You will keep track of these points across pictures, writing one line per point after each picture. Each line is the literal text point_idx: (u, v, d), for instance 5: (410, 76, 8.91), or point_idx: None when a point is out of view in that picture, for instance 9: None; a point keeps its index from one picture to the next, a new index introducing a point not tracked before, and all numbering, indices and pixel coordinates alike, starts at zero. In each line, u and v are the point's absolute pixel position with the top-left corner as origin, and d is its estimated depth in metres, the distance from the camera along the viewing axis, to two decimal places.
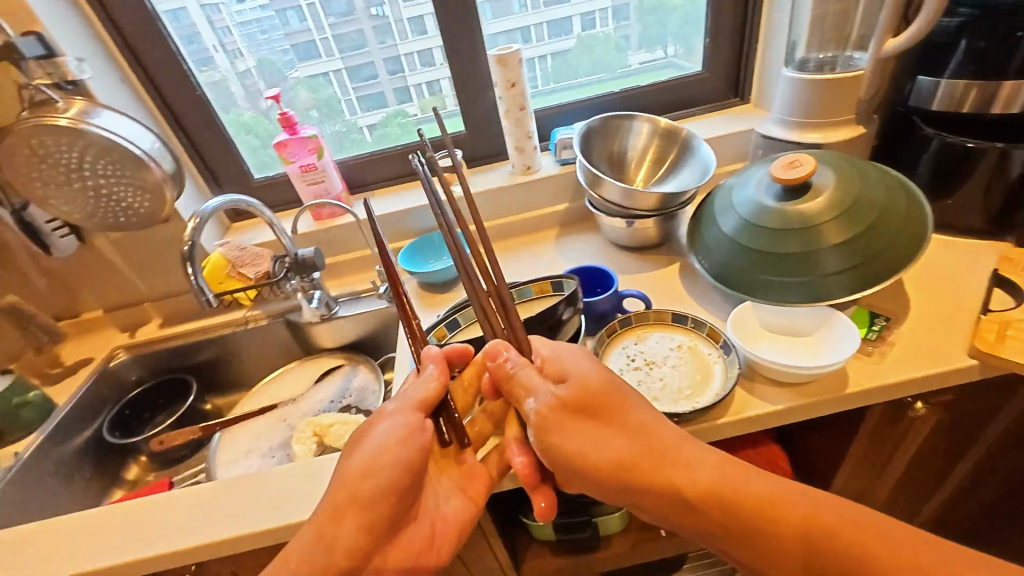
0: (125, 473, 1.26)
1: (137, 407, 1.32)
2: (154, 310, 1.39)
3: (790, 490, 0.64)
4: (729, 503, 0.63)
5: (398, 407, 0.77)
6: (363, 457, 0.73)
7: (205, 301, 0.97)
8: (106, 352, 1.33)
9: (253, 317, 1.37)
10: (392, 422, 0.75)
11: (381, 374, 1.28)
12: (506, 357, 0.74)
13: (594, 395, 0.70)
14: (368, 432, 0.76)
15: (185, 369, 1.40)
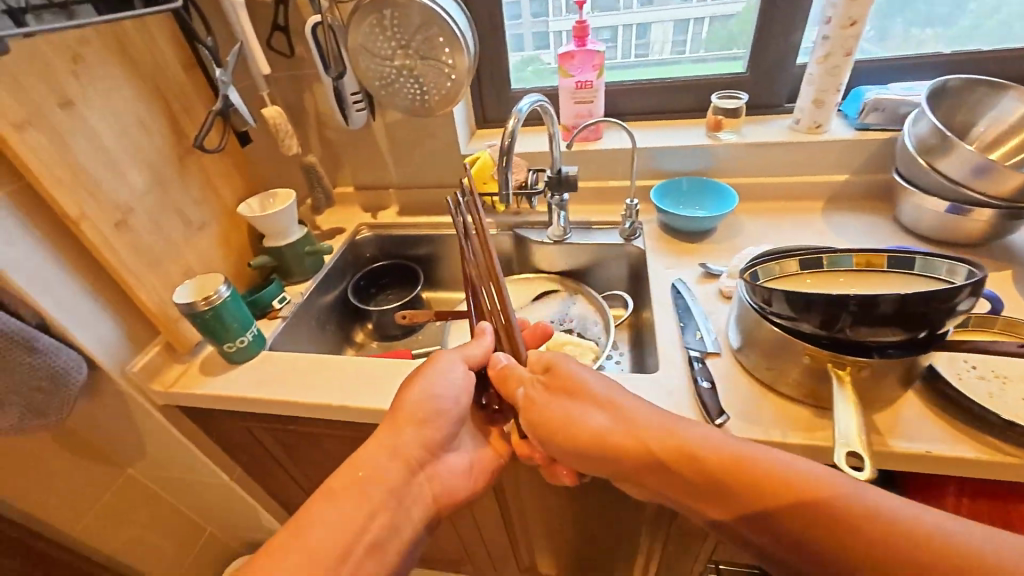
0: (355, 335, 1.42)
1: (369, 281, 1.47)
2: (396, 198, 1.50)
3: (706, 436, 0.63)
4: (680, 464, 0.62)
5: (458, 356, 0.84)
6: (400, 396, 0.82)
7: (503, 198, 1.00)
8: (354, 226, 1.47)
9: (486, 223, 1.40)
10: (449, 369, 0.83)
11: (602, 309, 1.27)
12: (499, 360, 0.79)
13: (574, 383, 0.74)
14: (431, 368, 0.83)
15: (409, 258, 1.52)
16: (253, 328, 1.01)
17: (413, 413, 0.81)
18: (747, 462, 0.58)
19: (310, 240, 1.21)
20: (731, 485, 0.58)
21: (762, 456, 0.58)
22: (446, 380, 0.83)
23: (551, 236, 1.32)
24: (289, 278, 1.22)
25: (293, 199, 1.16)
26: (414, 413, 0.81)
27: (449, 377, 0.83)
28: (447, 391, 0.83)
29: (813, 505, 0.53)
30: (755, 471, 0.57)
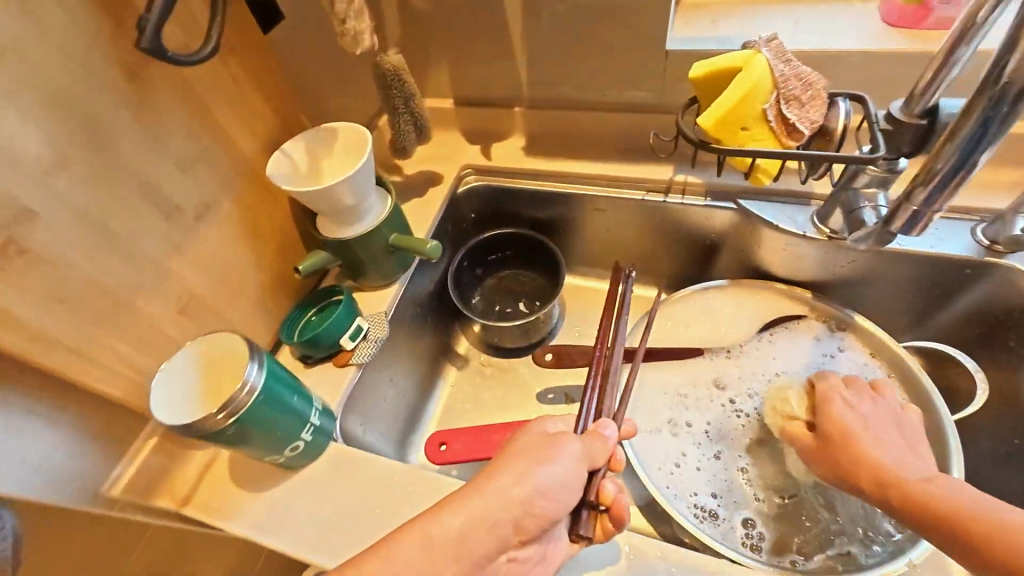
0: (456, 344, 0.95)
1: (475, 259, 0.95)
2: (522, 122, 0.90)
3: (953, 488, 0.49)
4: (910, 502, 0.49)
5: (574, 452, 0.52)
6: (509, 460, 0.52)
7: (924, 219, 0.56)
8: (455, 171, 0.91)
9: (693, 185, 0.79)
10: (567, 450, 0.52)
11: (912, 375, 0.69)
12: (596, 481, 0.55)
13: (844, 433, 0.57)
14: (551, 445, 0.53)
15: (535, 223, 0.95)
16: (316, 412, 0.57)
17: (525, 499, 0.49)
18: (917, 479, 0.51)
19: (394, 223, 0.68)
20: (908, 506, 0.50)
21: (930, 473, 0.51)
22: (562, 467, 0.51)
23: (823, 225, 0.71)
24: (362, 282, 0.73)
25: (367, 154, 0.61)
26: (525, 496, 0.49)
27: (563, 465, 0.51)
28: (562, 490, 0.51)
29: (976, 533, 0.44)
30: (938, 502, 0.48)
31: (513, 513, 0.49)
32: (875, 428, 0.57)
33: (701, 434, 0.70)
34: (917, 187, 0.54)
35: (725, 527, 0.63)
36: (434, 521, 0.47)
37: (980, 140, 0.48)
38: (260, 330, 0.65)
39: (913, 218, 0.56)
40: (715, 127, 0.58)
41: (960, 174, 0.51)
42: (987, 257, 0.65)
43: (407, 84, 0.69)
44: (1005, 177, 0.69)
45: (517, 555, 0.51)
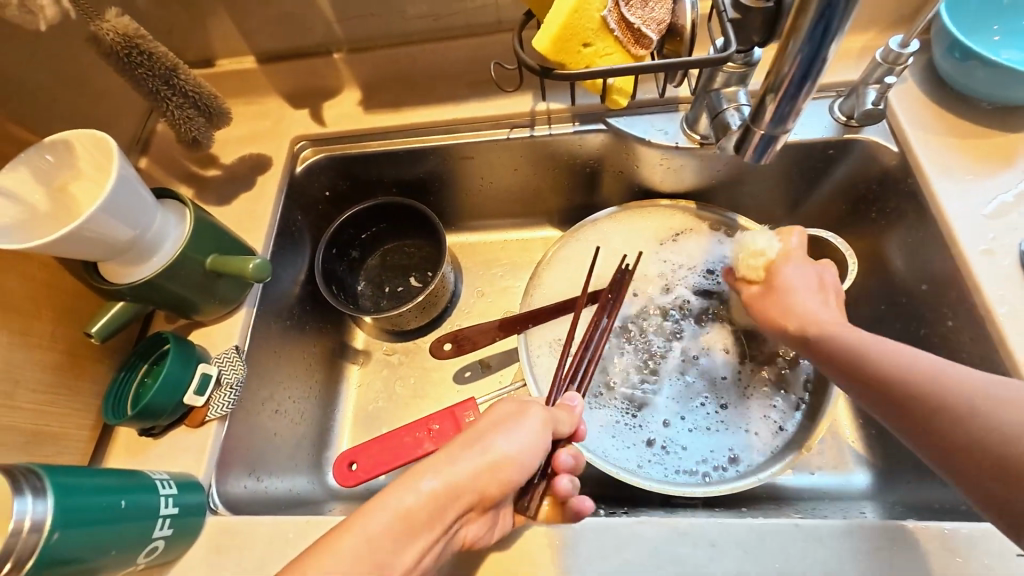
0: (351, 340, 0.80)
1: (342, 244, 0.79)
2: (346, 71, 0.74)
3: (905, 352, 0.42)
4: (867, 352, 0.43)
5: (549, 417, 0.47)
6: (473, 431, 0.44)
7: (783, 132, 0.47)
8: (285, 146, 0.73)
9: (557, 113, 0.70)
10: (530, 420, 0.45)
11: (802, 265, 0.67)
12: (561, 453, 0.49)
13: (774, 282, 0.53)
14: (515, 416, 0.45)
15: (403, 184, 0.80)
16: (167, 500, 0.47)
17: (494, 463, 0.41)
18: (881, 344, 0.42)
19: (203, 243, 0.55)
20: (846, 367, 0.44)
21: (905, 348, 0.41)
22: (521, 439, 0.43)
23: (693, 131, 0.66)
24: (200, 317, 0.61)
25: (120, 169, 0.46)
26: (489, 464, 0.41)
27: (524, 436, 0.44)
28: (528, 455, 0.43)
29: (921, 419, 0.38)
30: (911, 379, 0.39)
31: (464, 499, 0.40)
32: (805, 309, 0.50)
33: (628, 383, 0.66)
34: (768, 99, 0.44)
35: (668, 463, 0.62)
36: (406, 489, 0.39)
37: (823, 34, 0.38)
38: (66, 417, 0.52)
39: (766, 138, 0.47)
40: (556, 48, 0.49)
41: (809, 77, 0.41)
42: (846, 134, 0.62)
43: (156, 55, 0.51)
44: (861, 45, 0.66)
45: (475, 519, 0.43)
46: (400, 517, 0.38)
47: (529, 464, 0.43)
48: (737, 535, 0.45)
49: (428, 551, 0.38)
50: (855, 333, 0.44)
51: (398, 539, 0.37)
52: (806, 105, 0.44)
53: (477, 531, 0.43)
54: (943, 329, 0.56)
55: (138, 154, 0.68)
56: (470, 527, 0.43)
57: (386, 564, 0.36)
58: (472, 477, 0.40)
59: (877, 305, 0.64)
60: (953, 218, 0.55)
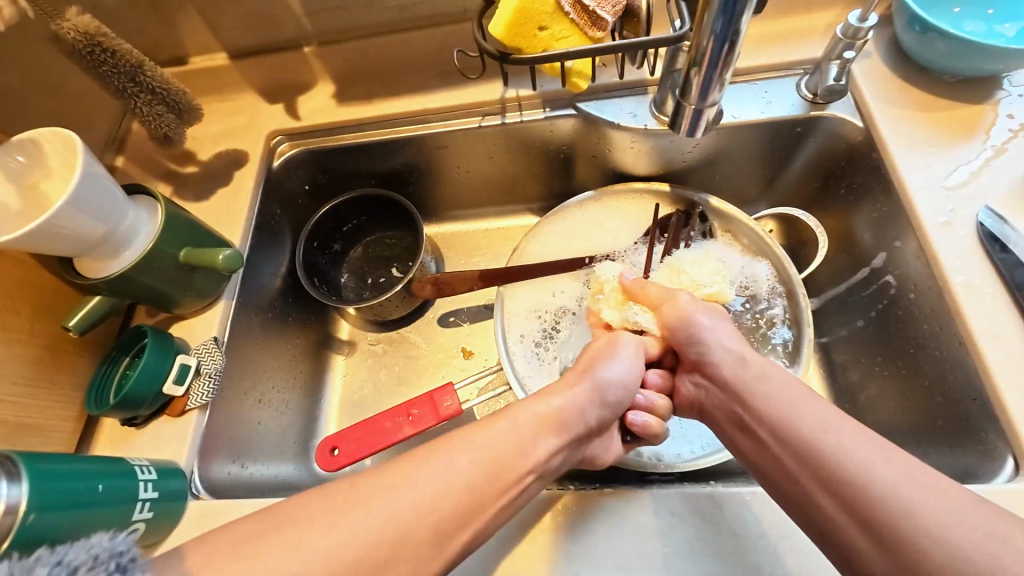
0: (335, 331, 0.81)
1: (323, 237, 0.79)
2: (318, 64, 0.74)
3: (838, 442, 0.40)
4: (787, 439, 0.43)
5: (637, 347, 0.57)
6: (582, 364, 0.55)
7: (710, 106, 0.48)
8: (260, 142, 0.74)
9: (527, 99, 0.71)
10: (626, 347, 0.56)
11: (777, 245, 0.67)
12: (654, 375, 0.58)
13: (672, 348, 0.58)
14: (612, 346, 0.56)
15: (380, 176, 0.81)
16: (146, 485, 0.48)
17: (605, 387, 0.52)
18: (806, 430, 0.42)
19: (174, 236, 0.56)
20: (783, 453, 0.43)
21: (846, 431, 0.41)
22: (625, 363, 0.54)
23: (661, 114, 0.66)
24: (179, 311, 0.62)
25: (85, 166, 0.47)
26: (601, 385, 0.51)
27: (625, 361, 0.54)
28: (629, 379, 0.54)
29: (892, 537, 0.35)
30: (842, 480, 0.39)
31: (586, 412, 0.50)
32: (729, 355, 0.52)
33: None
34: (692, 74, 0.45)
35: None
36: (540, 402, 0.49)
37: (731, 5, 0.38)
38: (50, 409, 0.54)
39: (694, 114, 0.49)
40: (511, 34, 0.50)
41: (724, 50, 0.41)
42: (812, 111, 0.62)
43: (120, 53, 0.52)
44: (828, 22, 0.66)
45: (595, 438, 0.52)
46: (538, 420, 0.47)
47: (630, 388, 0.54)
48: (696, 504, 0.47)
49: (558, 451, 0.47)
50: (808, 426, 0.42)
51: (538, 431, 0.46)
52: (728, 79, 0.45)
53: (596, 449, 0.53)
54: (907, 302, 0.56)
55: (114, 153, 0.69)
56: (593, 443, 0.52)
57: (528, 445, 0.45)
58: (588, 401, 0.50)
59: (848, 281, 0.65)
60: (915, 191, 0.55)
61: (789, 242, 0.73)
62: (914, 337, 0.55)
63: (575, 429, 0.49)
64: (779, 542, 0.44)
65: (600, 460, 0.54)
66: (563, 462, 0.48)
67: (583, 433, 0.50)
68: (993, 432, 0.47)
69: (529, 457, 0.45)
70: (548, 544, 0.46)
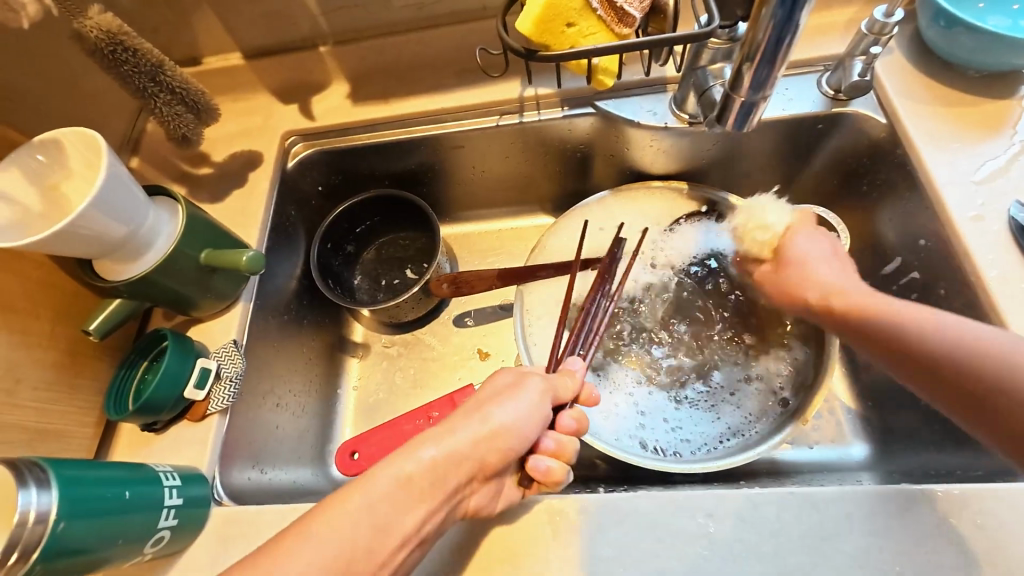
0: (349, 333, 0.80)
1: (337, 238, 0.79)
2: (333, 64, 0.74)
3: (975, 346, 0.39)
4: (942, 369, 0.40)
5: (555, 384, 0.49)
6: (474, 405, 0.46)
7: (764, 98, 0.46)
8: (275, 142, 0.73)
9: (546, 98, 0.70)
10: (528, 387, 0.47)
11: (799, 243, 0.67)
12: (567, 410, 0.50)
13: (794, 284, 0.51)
14: (516, 386, 0.47)
15: (395, 176, 0.80)
16: (171, 492, 0.47)
17: (490, 435, 0.43)
18: (966, 355, 0.39)
19: (195, 238, 0.55)
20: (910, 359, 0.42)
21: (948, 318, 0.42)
22: (515, 408, 0.45)
23: (681, 111, 0.66)
24: (197, 314, 0.61)
25: (109, 166, 0.46)
26: (494, 430, 0.43)
27: (520, 405, 0.45)
28: (525, 425, 0.45)
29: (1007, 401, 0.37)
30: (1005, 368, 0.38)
31: (467, 466, 0.42)
32: (829, 280, 0.49)
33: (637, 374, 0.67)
34: (745, 68, 0.44)
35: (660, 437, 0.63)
36: (409, 457, 0.42)
37: None
38: (69, 414, 0.53)
39: (746, 107, 0.48)
40: (538, 31, 0.50)
41: (784, 41, 0.40)
42: (834, 108, 0.62)
43: (141, 52, 0.51)
44: (848, 19, 0.65)
45: (480, 487, 0.44)
46: (401, 484, 0.40)
47: (529, 434, 0.45)
48: (732, 505, 0.46)
49: (432, 517, 0.40)
50: (931, 336, 0.41)
51: (400, 502, 0.39)
52: (783, 71, 0.44)
53: (481, 500, 0.44)
54: (935, 299, 0.56)
55: (129, 154, 0.68)
56: (475, 496, 0.44)
57: (393, 518, 0.39)
58: (469, 453, 0.42)
59: (871, 278, 0.65)
60: (942, 187, 0.55)
61: None
62: None
63: (448, 485, 0.41)
64: (820, 543, 0.44)
65: (489, 511, 0.45)
66: (440, 524, 0.41)
67: (461, 489, 0.42)
68: None
69: (394, 533, 0.39)
70: (582, 546, 0.46)
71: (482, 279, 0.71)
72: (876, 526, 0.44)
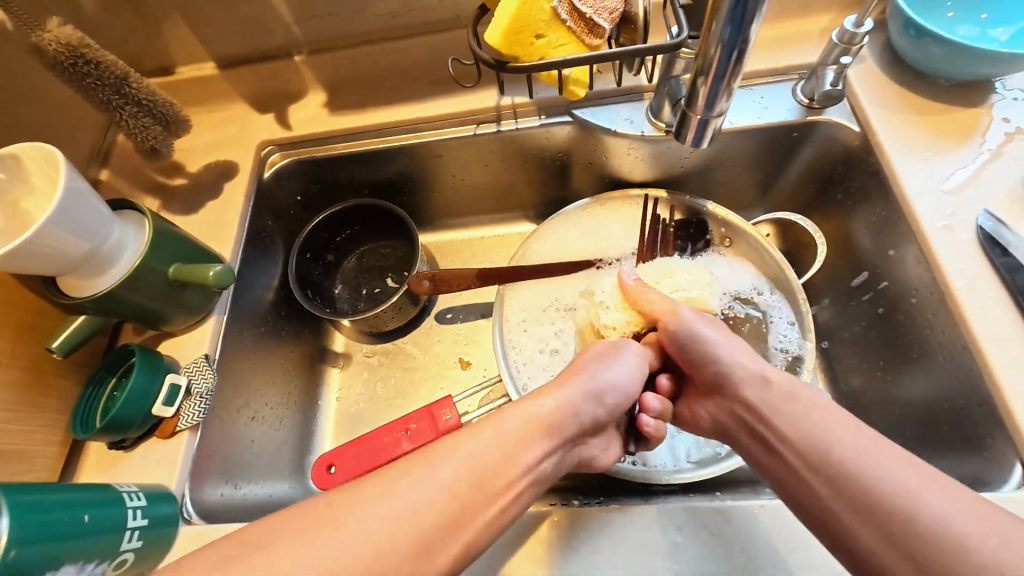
0: (330, 343, 0.80)
1: (315, 248, 0.78)
2: (308, 72, 0.73)
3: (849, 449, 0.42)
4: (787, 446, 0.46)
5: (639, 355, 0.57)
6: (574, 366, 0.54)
7: (718, 114, 0.47)
8: (250, 152, 0.73)
9: (523, 107, 0.70)
10: (626, 352, 0.55)
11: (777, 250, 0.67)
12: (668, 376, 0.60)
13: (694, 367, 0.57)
14: (610, 352, 0.55)
15: (374, 185, 0.79)
16: (135, 512, 0.46)
17: (598, 391, 0.51)
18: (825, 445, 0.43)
19: (162, 253, 0.54)
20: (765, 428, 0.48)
21: (891, 457, 0.41)
22: (623, 368, 0.54)
23: (658, 120, 0.66)
24: (167, 329, 0.61)
25: (67, 182, 0.46)
26: (595, 387, 0.51)
27: (625, 366, 0.54)
28: (628, 384, 0.53)
29: (850, 531, 0.40)
30: (879, 511, 0.39)
31: (586, 410, 0.50)
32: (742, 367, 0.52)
33: None
34: (699, 82, 0.45)
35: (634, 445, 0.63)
36: (532, 404, 0.48)
37: (742, 9, 0.37)
38: (34, 434, 0.52)
39: (699, 124, 0.48)
40: (507, 42, 0.49)
41: (732, 58, 0.41)
42: (808, 117, 0.62)
43: (104, 64, 0.51)
44: (822, 27, 0.66)
45: (591, 438, 0.52)
46: (527, 422, 0.46)
47: (629, 390, 0.53)
48: (704, 519, 0.46)
49: (549, 453, 0.46)
50: (819, 429, 0.44)
51: (525, 438, 0.45)
52: (736, 87, 0.44)
53: (583, 454, 0.52)
54: (909, 306, 0.56)
55: (100, 166, 0.67)
56: (577, 447, 0.51)
57: (515, 452, 0.44)
58: (581, 405, 0.49)
59: (848, 285, 0.65)
60: (913, 195, 0.55)
61: (787, 245, 0.73)
62: (918, 341, 0.55)
63: (569, 429, 0.48)
64: (792, 557, 0.43)
65: (602, 462, 0.54)
66: (558, 464, 0.48)
67: (575, 437, 0.49)
68: (1000, 437, 0.46)
69: (516, 462, 0.44)
70: (555, 561, 0.45)
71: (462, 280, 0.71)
72: None
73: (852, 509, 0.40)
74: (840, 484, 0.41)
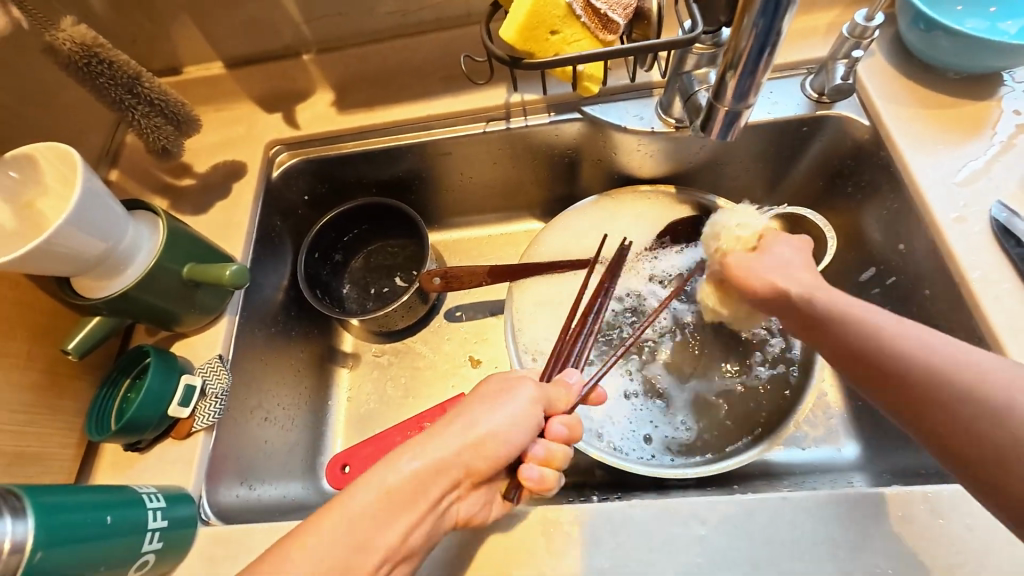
0: (339, 343, 0.79)
1: (324, 248, 0.78)
2: (317, 72, 0.73)
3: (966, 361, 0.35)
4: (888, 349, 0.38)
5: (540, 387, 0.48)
6: (454, 413, 0.45)
7: (749, 105, 0.47)
8: (259, 152, 0.72)
9: (532, 104, 0.70)
10: (519, 394, 0.46)
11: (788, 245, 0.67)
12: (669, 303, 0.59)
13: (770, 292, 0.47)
14: (506, 390, 0.46)
15: (382, 184, 0.79)
16: (156, 513, 0.46)
17: (479, 442, 0.43)
18: (937, 351, 0.36)
19: (177, 252, 0.54)
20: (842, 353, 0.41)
21: (988, 362, 0.35)
22: (508, 414, 0.44)
23: (668, 116, 0.66)
24: (180, 329, 0.60)
25: (86, 182, 0.45)
26: (478, 438, 0.43)
27: (512, 412, 0.44)
28: (518, 431, 0.44)
29: (934, 419, 0.35)
30: (936, 382, 0.35)
31: (464, 464, 0.42)
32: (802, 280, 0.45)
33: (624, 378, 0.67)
34: (728, 76, 0.45)
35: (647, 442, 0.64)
36: (391, 465, 0.41)
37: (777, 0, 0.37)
38: (50, 436, 0.51)
39: (729, 116, 0.48)
40: (522, 39, 0.49)
41: (765, 51, 0.41)
42: (818, 111, 0.63)
43: (117, 64, 0.51)
44: (830, 23, 0.66)
45: (467, 496, 0.44)
46: (386, 492, 0.39)
47: (520, 441, 0.44)
48: (726, 511, 0.46)
49: (416, 527, 0.39)
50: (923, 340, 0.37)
51: (386, 510, 0.38)
52: (765, 80, 0.45)
53: (470, 509, 0.44)
54: (921, 299, 0.56)
55: (108, 166, 0.67)
56: (462, 503, 0.43)
57: (371, 532, 0.37)
58: (456, 459, 0.42)
59: (859, 278, 0.65)
60: (925, 188, 0.55)
61: (796, 240, 0.73)
62: None
63: (434, 492, 0.40)
64: (815, 548, 0.44)
65: (479, 521, 0.45)
66: (425, 537, 0.40)
67: (446, 496, 0.41)
68: None
69: (378, 545, 0.37)
70: (578, 556, 0.45)
71: (472, 279, 0.71)
72: (870, 529, 0.44)
73: (938, 394, 0.35)
74: (944, 390, 0.34)
